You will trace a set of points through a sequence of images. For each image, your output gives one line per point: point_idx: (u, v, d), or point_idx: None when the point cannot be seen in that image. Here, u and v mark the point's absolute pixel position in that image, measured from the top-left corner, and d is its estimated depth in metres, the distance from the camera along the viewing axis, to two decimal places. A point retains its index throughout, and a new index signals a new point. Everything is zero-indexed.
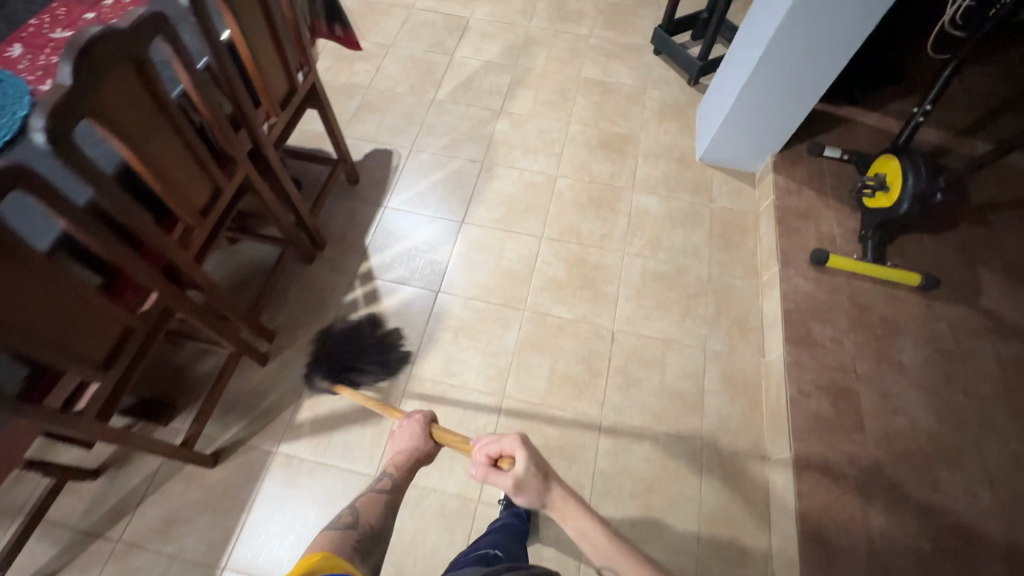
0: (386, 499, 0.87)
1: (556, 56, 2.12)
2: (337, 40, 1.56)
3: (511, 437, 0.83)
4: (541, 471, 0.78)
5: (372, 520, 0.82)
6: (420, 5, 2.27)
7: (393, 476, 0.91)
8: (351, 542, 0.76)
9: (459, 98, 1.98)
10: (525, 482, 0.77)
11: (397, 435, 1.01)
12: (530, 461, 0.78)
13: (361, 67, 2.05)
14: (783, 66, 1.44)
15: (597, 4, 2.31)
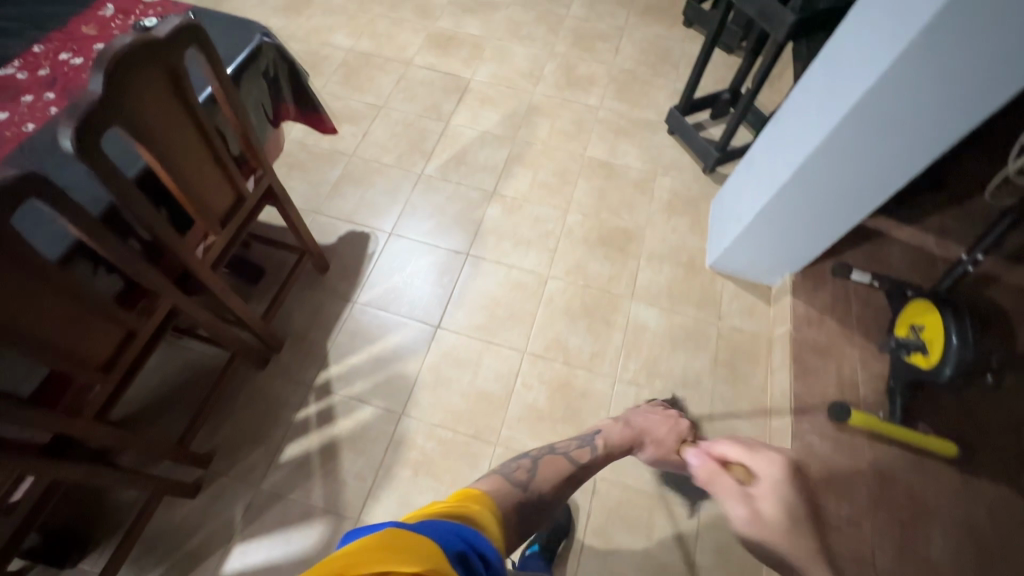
0: (571, 472, 0.91)
1: (561, 128, 1.94)
2: (310, 122, 1.38)
3: (770, 465, 0.94)
4: (784, 512, 0.86)
5: (543, 487, 0.84)
6: (419, 61, 2.11)
7: (594, 451, 0.97)
8: (516, 500, 0.76)
9: (451, 173, 1.81)
10: (762, 516, 0.84)
11: (657, 422, 1.14)
12: (778, 501, 0.88)
13: (347, 131, 1.90)
14: (812, 192, 1.24)
15: (609, 70, 2.13)
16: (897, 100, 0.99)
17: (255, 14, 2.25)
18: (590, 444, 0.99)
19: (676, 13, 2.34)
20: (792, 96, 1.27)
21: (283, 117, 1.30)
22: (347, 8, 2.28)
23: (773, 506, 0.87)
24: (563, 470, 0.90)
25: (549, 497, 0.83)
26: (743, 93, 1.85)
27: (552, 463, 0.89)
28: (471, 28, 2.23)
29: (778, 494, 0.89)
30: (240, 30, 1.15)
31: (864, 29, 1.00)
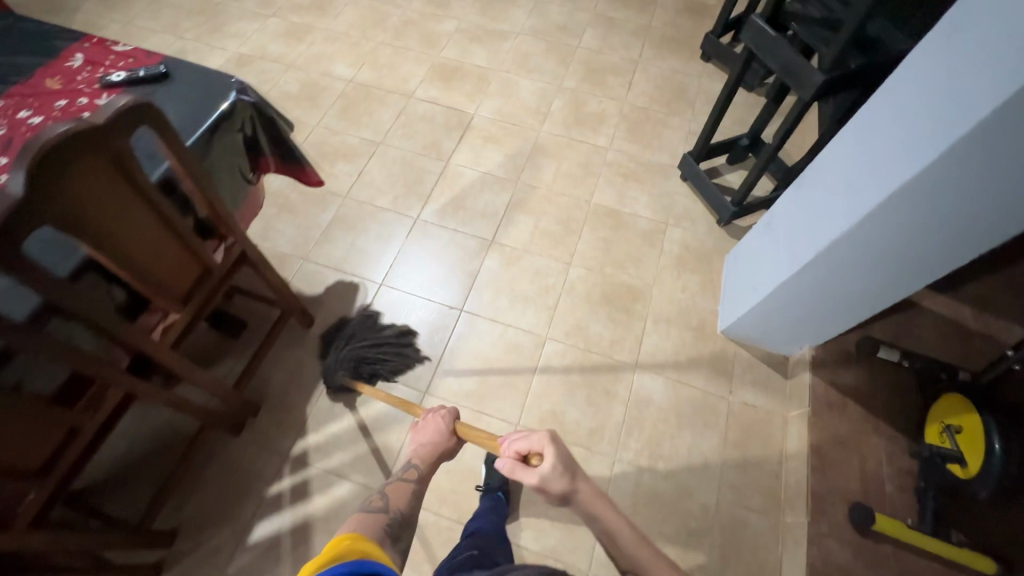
0: (414, 489, 0.92)
1: (566, 170, 1.84)
2: (293, 175, 1.29)
3: (538, 435, 0.88)
4: (568, 472, 0.84)
5: (400, 506, 0.87)
6: (420, 93, 2.02)
7: (418, 470, 0.96)
8: (382, 525, 0.80)
9: (447, 218, 1.72)
10: (552, 480, 0.83)
11: (423, 426, 1.06)
12: (558, 458, 0.84)
13: (342, 169, 1.81)
14: (841, 273, 1.11)
15: (620, 107, 2.02)
16: (940, 193, 0.87)
17: (256, 40, 2.17)
18: (410, 464, 0.97)
19: (694, 46, 2.22)
20: (821, 164, 1.15)
21: (263, 172, 1.22)
22: (350, 36, 2.20)
23: (558, 463, 0.84)
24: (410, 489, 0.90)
25: (409, 516, 0.87)
26: (764, 140, 1.73)
27: (399, 491, 0.89)
28: (478, 59, 2.14)
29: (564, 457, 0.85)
30: (214, 86, 1.06)
31: (911, 108, 0.88)
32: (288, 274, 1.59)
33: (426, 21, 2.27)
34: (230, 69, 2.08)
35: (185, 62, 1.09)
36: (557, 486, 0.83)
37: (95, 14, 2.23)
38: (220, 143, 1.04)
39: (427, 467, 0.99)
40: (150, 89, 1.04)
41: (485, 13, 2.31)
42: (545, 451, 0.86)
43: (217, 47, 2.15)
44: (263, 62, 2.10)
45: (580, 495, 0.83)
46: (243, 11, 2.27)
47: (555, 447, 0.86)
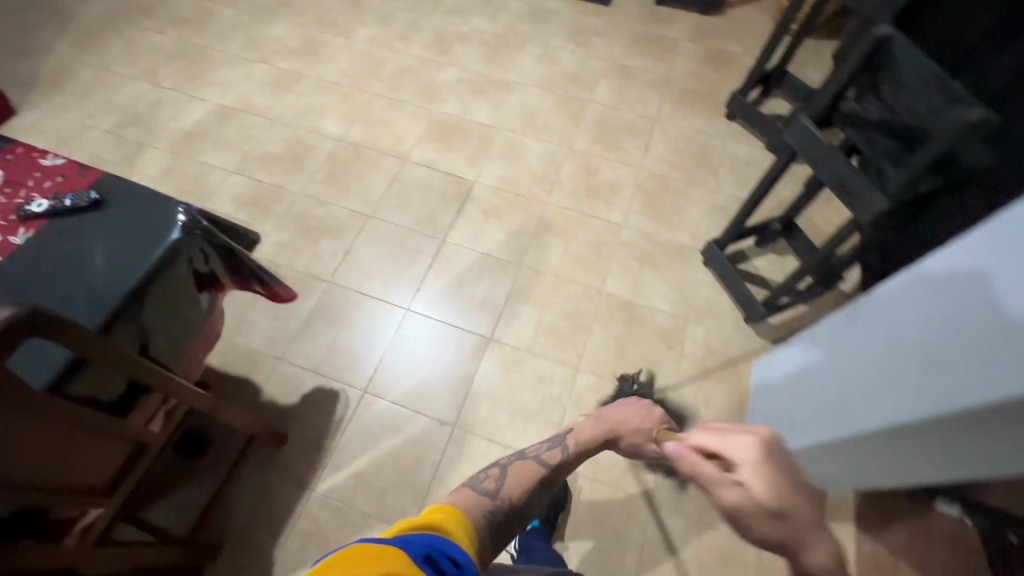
0: (544, 475, 0.80)
1: (575, 252, 1.65)
2: (263, 294, 1.12)
3: (743, 440, 0.67)
4: (781, 508, 0.59)
5: (515, 495, 0.74)
6: (416, 156, 1.84)
7: (565, 451, 0.84)
8: (484, 511, 0.67)
9: (442, 308, 1.54)
10: (754, 509, 0.60)
11: (626, 408, 0.94)
12: (761, 485, 0.61)
13: (326, 247, 1.63)
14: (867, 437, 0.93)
15: (637, 175, 1.82)
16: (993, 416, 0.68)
17: (239, 90, 1.99)
18: (561, 443, 0.86)
19: (717, 102, 2.02)
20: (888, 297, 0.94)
21: (223, 295, 1.05)
22: (342, 86, 2.02)
23: (766, 492, 0.60)
24: (533, 479, 0.78)
25: (519, 504, 0.73)
26: (799, 231, 1.53)
27: (524, 469, 0.79)
28: (480, 115, 1.95)
29: (775, 485, 0.61)
30: (156, 216, 0.89)
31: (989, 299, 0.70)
32: (259, 378, 1.41)
33: (425, 69, 2.08)
34: (210, 123, 1.90)
35: (126, 183, 0.92)
36: (763, 515, 0.59)
37: (66, 57, 2.04)
38: (163, 287, 0.87)
39: (582, 448, 0.86)
40: (81, 221, 0.87)
41: (489, 60, 2.12)
42: (744, 464, 0.63)
43: (197, 97, 1.96)
44: (246, 116, 1.92)
45: (800, 547, 0.57)
46: (228, 55, 2.09)
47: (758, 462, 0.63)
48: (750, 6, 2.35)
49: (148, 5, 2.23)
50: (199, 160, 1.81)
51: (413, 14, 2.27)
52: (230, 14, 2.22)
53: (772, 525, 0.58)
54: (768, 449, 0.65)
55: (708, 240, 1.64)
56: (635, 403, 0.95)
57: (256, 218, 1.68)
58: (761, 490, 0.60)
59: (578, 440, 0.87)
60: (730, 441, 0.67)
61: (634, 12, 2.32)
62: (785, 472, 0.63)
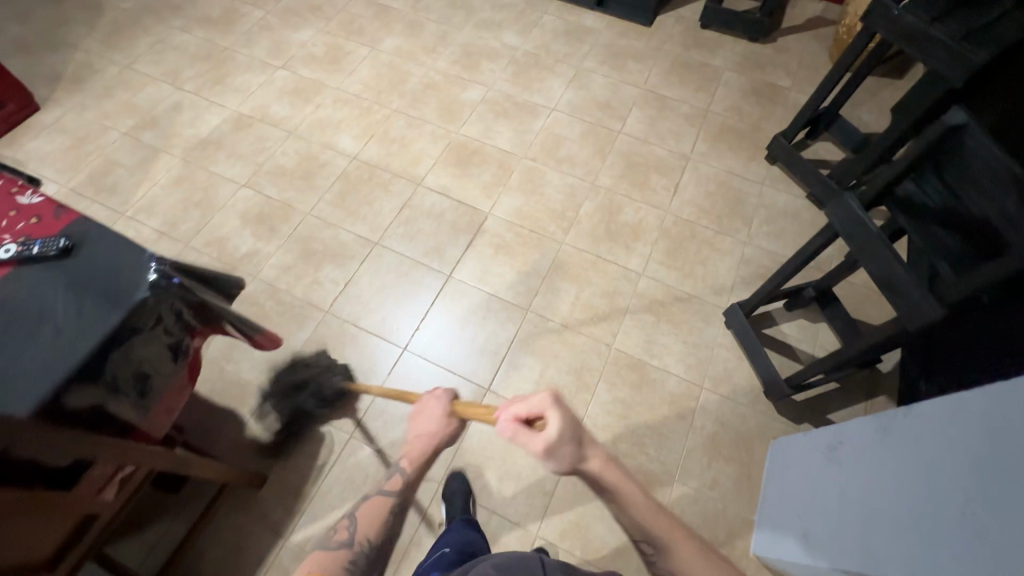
0: (394, 506, 0.84)
1: (587, 299, 1.55)
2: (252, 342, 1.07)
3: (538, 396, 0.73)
4: (575, 442, 0.70)
5: (372, 536, 0.81)
6: (430, 180, 1.76)
7: (403, 477, 0.85)
8: (343, 563, 0.76)
9: (439, 351, 1.46)
10: (558, 455, 0.68)
11: (422, 409, 0.91)
12: (564, 426, 0.69)
13: (328, 274, 1.57)
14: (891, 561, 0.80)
15: (663, 219, 1.70)
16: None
17: (258, 97, 1.95)
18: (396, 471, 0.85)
19: (757, 141, 1.88)
20: (935, 414, 0.86)
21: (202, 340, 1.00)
22: (362, 99, 1.95)
23: (563, 432, 0.69)
24: (384, 514, 0.83)
25: (380, 540, 0.81)
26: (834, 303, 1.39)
27: (370, 511, 0.83)
28: (501, 140, 1.86)
29: (570, 425, 0.70)
30: (127, 269, 0.84)
31: None
32: (244, 411, 1.36)
33: (449, 86, 1.99)
34: (225, 131, 1.86)
35: (102, 230, 0.87)
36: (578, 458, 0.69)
37: (94, 53, 2.04)
38: (124, 346, 0.81)
39: (418, 467, 0.86)
40: (50, 271, 0.82)
41: (517, 80, 2.02)
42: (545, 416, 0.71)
43: (216, 103, 1.92)
44: (262, 126, 1.87)
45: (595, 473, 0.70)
46: (251, 60, 2.05)
47: (560, 410, 0.71)
48: (804, 35, 2.17)
49: (178, 3, 2.20)
50: (210, 170, 1.77)
51: (443, 25, 2.18)
52: (258, 16, 2.18)
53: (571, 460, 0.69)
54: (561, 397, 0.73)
55: (732, 303, 1.51)
56: (426, 399, 0.92)
57: (261, 238, 1.64)
58: (563, 432, 0.69)
59: (411, 458, 0.86)
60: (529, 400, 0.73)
61: (677, 35, 2.18)
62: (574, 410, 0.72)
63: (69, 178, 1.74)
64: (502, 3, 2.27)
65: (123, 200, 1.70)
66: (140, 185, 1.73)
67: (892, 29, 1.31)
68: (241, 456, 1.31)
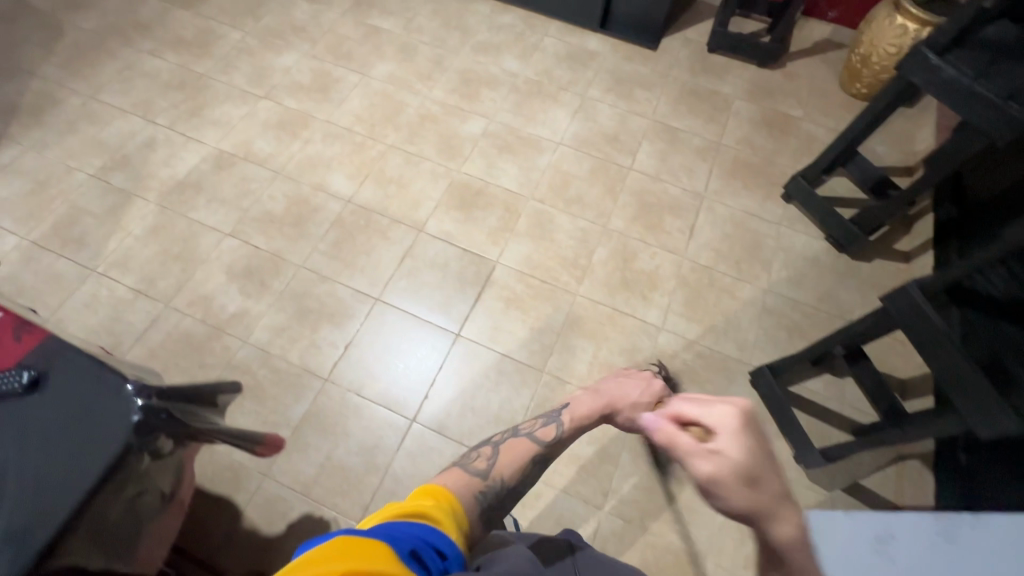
0: (540, 453, 0.81)
1: (606, 356, 1.46)
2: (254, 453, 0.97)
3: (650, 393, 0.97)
4: (750, 472, 0.61)
5: (508, 473, 0.74)
6: (432, 225, 1.64)
7: (560, 428, 0.84)
8: (481, 489, 0.68)
9: (451, 424, 1.35)
10: (722, 476, 0.61)
11: (619, 386, 0.99)
12: (739, 450, 0.63)
13: (326, 335, 1.45)
14: None
15: (680, 265, 1.62)
16: None
17: (240, 132, 1.79)
18: (556, 421, 0.86)
19: (772, 178, 1.81)
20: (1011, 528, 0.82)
21: (191, 452, 0.90)
22: (354, 134, 1.81)
23: (741, 455, 0.62)
24: (526, 455, 0.79)
25: (513, 482, 0.74)
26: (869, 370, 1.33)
27: (515, 449, 0.79)
28: (506, 179, 1.75)
29: (752, 450, 0.63)
30: (105, 406, 0.71)
31: None
32: (239, 498, 1.24)
33: (447, 117, 1.87)
34: (206, 171, 1.70)
35: (73, 355, 0.74)
36: (739, 482, 0.60)
37: (54, 81, 1.85)
38: (104, 502, 0.69)
39: (579, 425, 0.87)
40: (9, 413, 0.69)
41: (520, 111, 1.90)
42: (725, 434, 0.66)
43: (193, 139, 1.76)
44: (246, 165, 1.72)
45: (767, 523, 0.58)
46: (231, 89, 1.89)
47: (744, 435, 0.64)
48: (814, 59, 2.10)
49: (147, 22, 2.02)
50: (190, 217, 1.62)
51: (437, 48, 2.05)
52: (237, 38, 2.01)
53: (739, 493, 0.60)
54: (751, 424, 0.67)
55: (759, 366, 1.45)
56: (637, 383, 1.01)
57: (249, 295, 1.50)
58: (736, 448, 0.63)
59: (575, 416, 0.88)
60: (711, 412, 0.70)
61: (684, 59, 2.08)
62: (765, 444, 0.65)
63: (31, 229, 1.57)
64: (499, 23, 2.14)
65: (94, 254, 1.54)
66: (113, 236, 1.57)
67: (931, 80, 1.22)
68: (239, 551, 1.20)
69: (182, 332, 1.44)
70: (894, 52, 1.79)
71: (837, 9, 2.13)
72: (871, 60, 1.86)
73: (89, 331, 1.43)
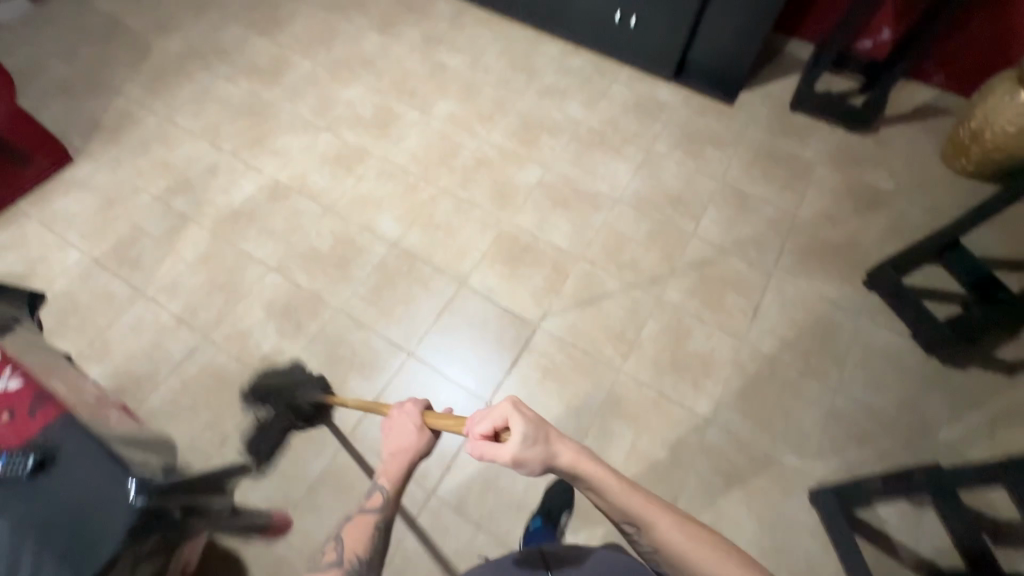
0: (380, 522, 0.81)
1: (646, 447, 1.34)
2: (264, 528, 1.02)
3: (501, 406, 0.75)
4: (535, 433, 0.72)
5: (362, 555, 0.77)
6: (474, 279, 1.58)
7: (384, 495, 0.83)
8: None
9: (471, 503, 1.28)
10: (521, 453, 0.70)
11: (389, 428, 0.90)
12: (524, 425, 0.71)
13: (355, 388, 1.41)
14: None
15: (738, 351, 1.47)
16: None
17: (298, 164, 1.80)
18: (377, 488, 0.84)
19: (853, 259, 1.63)
20: None
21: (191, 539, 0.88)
22: (408, 173, 1.78)
23: (527, 436, 0.71)
24: (368, 530, 0.80)
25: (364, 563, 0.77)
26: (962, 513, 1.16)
27: (355, 530, 0.80)
28: (557, 235, 1.66)
29: (533, 421, 0.73)
30: (102, 505, 0.67)
31: None
32: (248, 554, 1.21)
33: (503, 163, 1.81)
34: (260, 202, 1.72)
35: (83, 439, 0.71)
36: (529, 454, 0.71)
37: (134, 101, 1.93)
38: None
39: (397, 483, 0.84)
40: (7, 501, 0.66)
41: (579, 161, 1.82)
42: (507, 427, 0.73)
43: (253, 167, 1.79)
44: (299, 198, 1.73)
45: (556, 463, 0.72)
46: (294, 118, 1.91)
47: (520, 414, 0.73)
48: (913, 127, 1.89)
49: (226, 48, 2.08)
50: (239, 247, 1.63)
51: (501, 90, 2.00)
52: (306, 68, 2.04)
53: (535, 455, 0.71)
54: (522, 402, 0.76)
55: (827, 487, 1.28)
56: (394, 413, 0.91)
57: (284, 336, 1.48)
58: (522, 430, 0.71)
59: (390, 477, 0.84)
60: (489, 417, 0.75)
61: (762, 117, 1.93)
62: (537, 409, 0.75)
63: (93, 246, 1.62)
64: (567, 67, 2.07)
65: (146, 277, 1.57)
66: (165, 260, 1.60)
67: None
68: None
69: (216, 368, 1.44)
70: (1013, 131, 1.59)
71: (945, 72, 1.90)
72: (982, 136, 1.65)
73: (130, 356, 1.45)
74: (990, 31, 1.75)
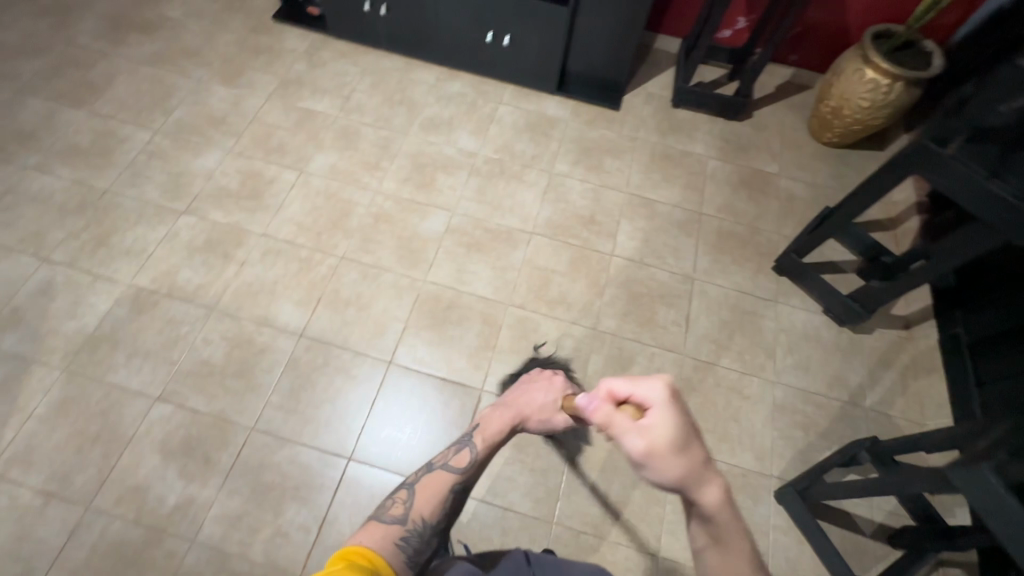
0: (456, 481, 0.95)
1: (618, 491, 1.32)
2: None
3: (653, 386, 0.67)
4: (686, 446, 0.62)
5: (427, 509, 0.88)
6: (403, 354, 1.44)
7: (472, 453, 0.99)
8: (400, 532, 0.81)
9: None
10: (661, 452, 0.61)
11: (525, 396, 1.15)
12: (674, 425, 0.62)
13: (295, 516, 1.23)
14: None
15: (681, 366, 1.48)
16: None
17: (159, 260, 1.52)
18: (468, 445, 1.01)
19: (760, 247, 1.70)
20: None
21: None
22: (297, 247, 1.57)
23: (672, 429, 0.62)
24: (442, 488, 0.92)
25: (431, 513, 0.88)
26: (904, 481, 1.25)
27: (432, 484, 0.93)
28: (479, 284, 1.56)
29: (683, 423, 0.63)
30: None
31: None
32: None
33: (403, 215, 1.66)
34: (121, 318, 1.42)
35: None
36: (667, 457, 0.61)
37: None
38: None
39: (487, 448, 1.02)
40: None
41: (483, 197, 1.72)
42: (655, 408, 0.64)
43: (101, 276, 1.48)
44: (170, 302, 1.46)
45: (695, 490, 0.62)
46: (142, 205, 1.60)
47: (672, 410, 0.64)
48: (781, 107, 2.01)
49: (29, 130, 1.70)
50: (106, 381, 1.34)
51: (382, 131, 1.83)
52: (143, 140, 1.72)
53: (680, 471, 0.61)
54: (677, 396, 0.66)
55: (789, 483, 1.32)
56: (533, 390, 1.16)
57: (192, 477, 1.25)
58: (669, 426, 0.62)
59: (485, 436, 1.04)
60: (643, 388, 0.67)
61: (649, 118, 1.95)
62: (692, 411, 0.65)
63: None
64: (447, 93, 1.94)
65: None
66: (7, 422, 1.28)
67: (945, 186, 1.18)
68: None
69: (111, 543, 1.17)
70: (867, 105, 1.72)
71: (799, 52, 2.03)
72: (843, 112, 1.79)
73: None
74: (829, 12, 1.89)
